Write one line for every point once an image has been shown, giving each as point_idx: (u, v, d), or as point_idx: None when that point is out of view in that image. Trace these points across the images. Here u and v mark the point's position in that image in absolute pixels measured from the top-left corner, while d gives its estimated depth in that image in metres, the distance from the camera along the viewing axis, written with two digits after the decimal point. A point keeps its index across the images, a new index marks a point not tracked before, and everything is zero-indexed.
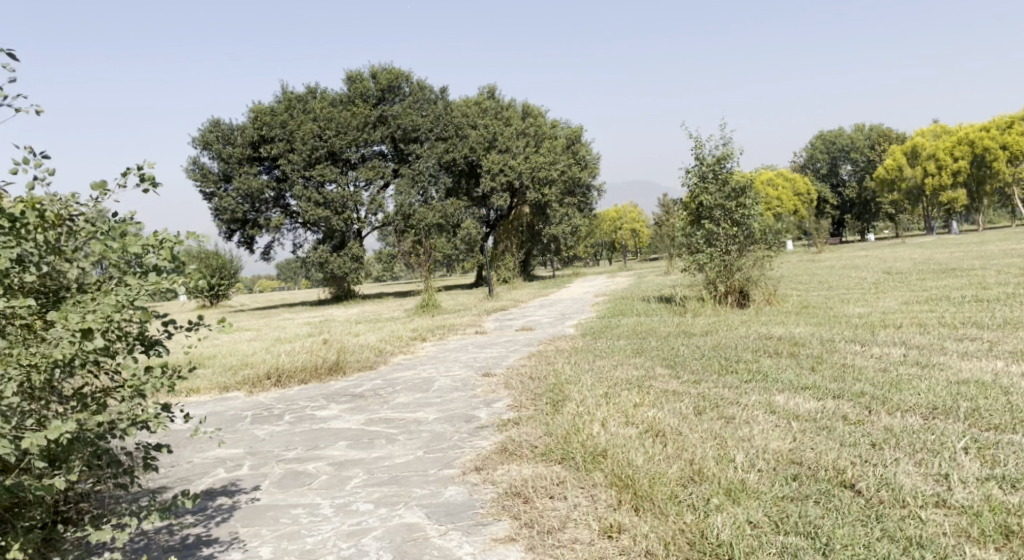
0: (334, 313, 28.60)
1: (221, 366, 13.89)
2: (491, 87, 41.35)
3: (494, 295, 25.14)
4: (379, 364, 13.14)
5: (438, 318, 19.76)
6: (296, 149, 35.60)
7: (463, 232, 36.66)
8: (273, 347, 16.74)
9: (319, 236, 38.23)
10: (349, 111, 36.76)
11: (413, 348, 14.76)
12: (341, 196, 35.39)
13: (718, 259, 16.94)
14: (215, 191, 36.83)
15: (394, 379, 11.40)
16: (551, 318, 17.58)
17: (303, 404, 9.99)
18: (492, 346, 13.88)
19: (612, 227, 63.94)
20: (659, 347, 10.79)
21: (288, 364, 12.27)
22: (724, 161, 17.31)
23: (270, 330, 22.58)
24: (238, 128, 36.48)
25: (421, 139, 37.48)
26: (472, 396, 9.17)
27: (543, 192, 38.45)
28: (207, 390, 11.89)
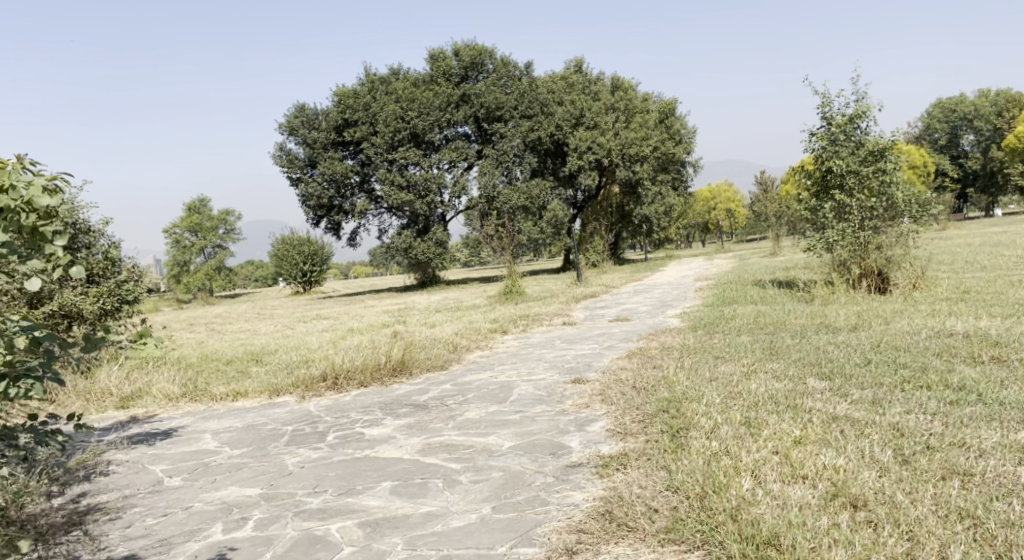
0: (416, 300, 27.07)
1: (279, 364, 12.35)
2: (578, 60, 38.79)
3: (585, 280, 22.95)
4: (452, 363, 11.22)
5: (521, 306, 17.76)
6: (379, 131, 34.26)
7: (550, 215, 34.60)
8: (342, 340, 15.14)
9: (403, 221, 36.93)
10: (431, 90, 35.12)
11: (491, 343, 12.77)
12: (423, 178, 33.82)
13: (852, 236, 14.29)
14: (300, 177, 36.08)
15: (466, 383, 9.45)
16: (650, 306, 15.34)
17: (353, 417, 8.17)
18: (583, 341, 11.70)
19: (706, 207, 60.33)
20: (800, 346, 8.43)
21: (347, 362, 10.53)
22: (858, 120, 14.58)
23: (346, 320, 21.16)
24: (322, 112, 35.49)
25: (505, 118, 35.41)
26: (560, 413, 7.09)
27: (634, 169, 35.73)
28: (256, 393, 10.32)
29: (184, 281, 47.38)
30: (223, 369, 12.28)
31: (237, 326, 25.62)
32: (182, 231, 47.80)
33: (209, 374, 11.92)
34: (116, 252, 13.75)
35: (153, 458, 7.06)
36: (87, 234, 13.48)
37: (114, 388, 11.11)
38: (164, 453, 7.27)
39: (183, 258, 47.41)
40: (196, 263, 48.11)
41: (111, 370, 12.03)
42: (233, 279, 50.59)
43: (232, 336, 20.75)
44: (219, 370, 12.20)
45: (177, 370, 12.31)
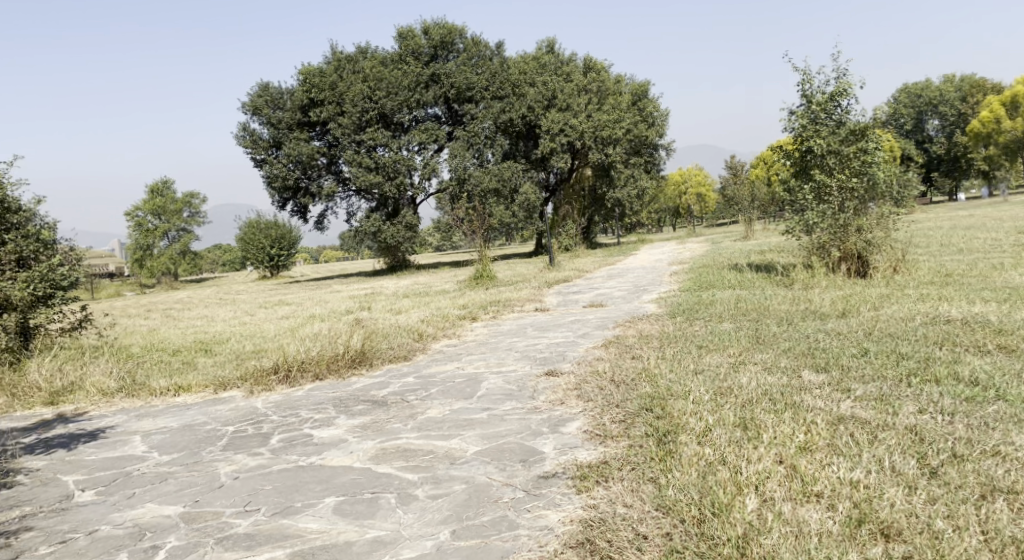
0: (383, 285, 26.20)
1: (230, 354, 11.61)
2: (550, 40, 37.85)
3: (557, 265, 22.26)
4: (416, 353, 10.49)
5: (492, 292, 17.04)
6: (345, 111, 33.13)
7: (521, 198, 33.82)
8: (301, 327, 14.38)
9: (372, 205, 35.93)
10: (399, 70, 33.98)
11: (459, 331, 12.05)
12: (392, 160, 32.79)
13: (832, 218, 13.69)
14: (265, 158, 34.92)
15: (429, 376, 8.70)
16: (626, 291, 14.72)
17: (302, 416, 7.43)
18: (556, 329, 10.99)
19: (677, 191, 59.84)
20: (790, 334, 7.78)
21: (301, 353, 9.80)
22: (839, 98, 13.99)
23: (309, 306, 20.32)
24: (287, 91, 34.31)
25: (475, 99, 34.44)
26: (529, 411, 6.38)
27: (606, 152, 34.95)
28: (199, 386, 9.73)
29: (147, 266, 45.89)
30: (169, 360, 11.60)
31: (196, 312, 24.62)
32: (145, 214, 46.21)
33: (152, 365, 11.26)
34: (48, 235, 13.25)
35: (70, 467, 6.44)
36: (17, 215, 12.94)
37: (46, 381, 10.57)
38: (86, 462, 6.54)
39: (147, 242, 45.83)
40: (160, 247, 46.55)
41: (45, 362, 11.44)
42: (198, 264, 49.13)
43: (190, 323, 19.86)
44: (163, 361, 11.52)
45: (118, 363, 11.61)
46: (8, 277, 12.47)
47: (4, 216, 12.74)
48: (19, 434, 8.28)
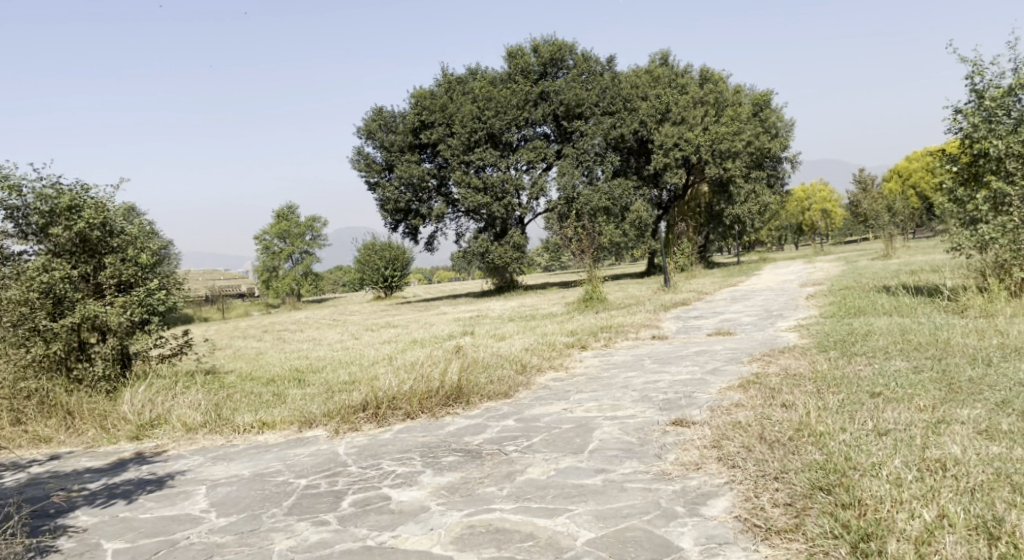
0: (490, 307, 25.26)
1: (322, 385, 10.81)
2: (664, 52, 36.17)
3: (674, 286, 20.58)
4: (519, 390, 9.27)
5: (604, 316, 15.64)
6: (455, 133, 32.80)
7: (632, 217, 32.23)
8: (400, 354, 13.50)
9: (480, 225, 35.28)
10: (508, 88, 33.11)
11: (568, 362, 10.75)
12: (500, 179, 32.02)
13: (1013, 233, 11.57)
14: (376, 181, 35.07)
15: (533, 419, 7.45)
16: (757, 317, 13.02)
17: (384, 469, 6.34)
18: (680, 362, 9.50)
19: (801, 208, 56.34)
20: (997, 379, 6.05)
21: (391, 388, 8.79)
22: (1019, 92, 11.81)
23: (414, 329, 19.58)
24: (399, 114, 34.35)
25: (586, 115, 33.02)
26: (655, 478, 5.04)
27: (726, 167, 32.69)
28: (284, 423, 8.95)
29: (273, 287, 47.24)
30: (261, 390, 10.96)
31: (305, 334, 24.51)
32: (272, 237, 47.63)
33: (243, 396, 10.65)
34: (149, 258, 13.00)
35: (119, 529, 5.65)
36: (120, 238, 12.73)
37: (136, 411, 10.15)
38: (138, 524, 5.75)
39: (271, 264, 47.29)
40: (284, 268, 47.82)
41: (138, 392, 11.00)
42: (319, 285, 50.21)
43: (295, 346, 19.55)
44: (254, 391, 10.88)
45: (209, 393, 11.01)
46: (107, 302, 12.35)
47: (106, 239, 12.58)
48: (91, 479, 7.67)
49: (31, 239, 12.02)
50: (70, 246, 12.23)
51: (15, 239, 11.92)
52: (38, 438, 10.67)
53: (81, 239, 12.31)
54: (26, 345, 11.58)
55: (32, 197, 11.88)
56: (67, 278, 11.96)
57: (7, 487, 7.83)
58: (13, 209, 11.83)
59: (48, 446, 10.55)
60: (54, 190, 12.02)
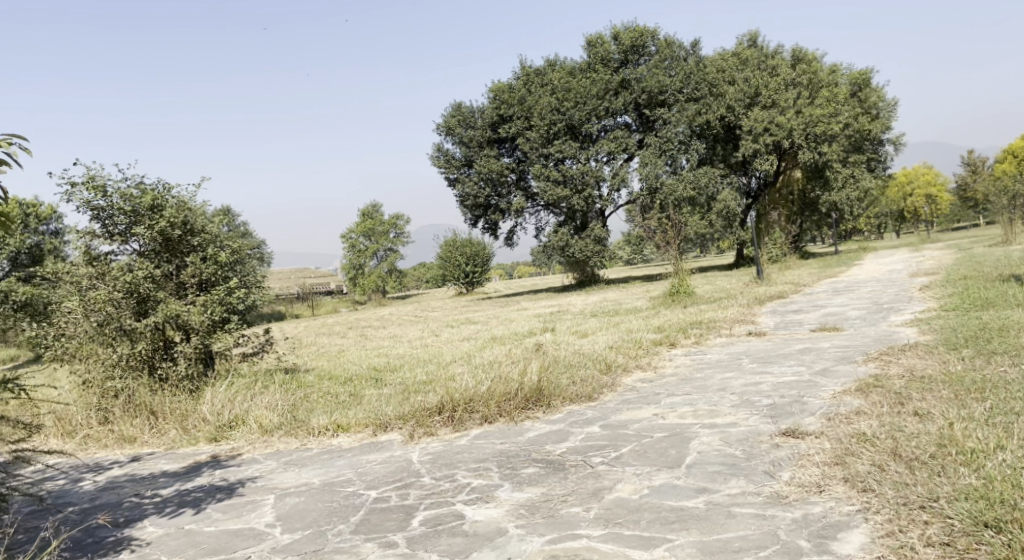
0: (571, 302, 24.62)
1: (399, 385, 10.42)
2: (753, 33, 34.51)
3: (767, 277, 19.42)
4: (604, 392, 8.61)
5: (694, 310, 14.74)
6: (534, 125, 32.28)
7: (719, 207, 30.90)
8: (479, 352, 13.01)
9: (560, 218, 34.67)
10: (588, 78, 32.24)
11: (657, 361, 10.01)
12: (580, 171, 31.24)
13: None
14: (457, 177, 35.00)
15: (621, 426, 6.79)
16: (866, 310, 11.91)
17: (459, 481, 5.81)
18: (783, 361, 8.63)
19: (902, 193, 53.19)
20: None
21: (469, 390, 8.29)
22: None
23: (493, 325, 19.14)
24: (478, 109, 34.07)
25: (669, 102, 31.80)
26: (769, 503, 4.46)
27: (821, 151, 30.85)
28: (359, 426, 8.58)
29: (359, 284, 47.97)
30: (339, 390, 10.64)
31: (387, 331, 24.49)
32: (357, 235, 48.40)
33: (320, 396, 10.35)
34: (230, 256, 12.73)
35: (181, 545, 5.36)
36: (200, 237, 12.55)
37: (215, 412, 9.97)
38: (199, 537, 5.48)
39: (357, 261, 48.01)
40: (370, 266, 48.41)
41: (219, 391, 10.85)
42: (404, 281, 50.61)
43: (377, 343, 19.41)
44: (331, 391, 10.58)
45: (287, 392, 10.76)
46: (188, 302, 12.21)
47: (187, 238, 12.45)
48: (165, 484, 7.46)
49: (117, 239, 12.08)
50: (153, 246, 12.24)
51: (101, 238, 12.00)
52: (123, 438, 10.62)
53: (163, 238, 12.24)
54: (114, 344, 11.66)
55: (116, 197, 11.93)
56: (150, 278, 11.97)
57: (85, 491, 7.69)
58: (99, 209, 11.92)
59: (131, 447, 10.46)
60: (137, 189, 12.04)
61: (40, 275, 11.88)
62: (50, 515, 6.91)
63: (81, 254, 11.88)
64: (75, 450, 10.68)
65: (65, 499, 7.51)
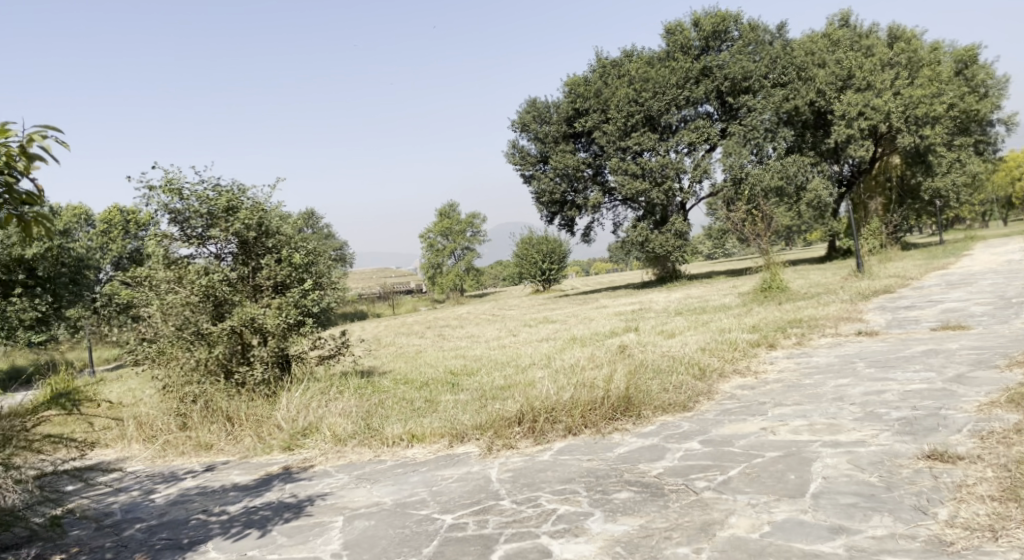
0: (654, 299, 23.65)
1: (475, 391, 9.81)
2: (844, 12, 32.58)
3: (868, 270, 18.04)
4: (700, 400, 7.80)
5: (791, 307, 13.68)
6: (611, 118, 31.34)
7: (810, 196, 29.24)
8: (560, 355, 12.29)
9: (639, 213, 33.67)
10: (667, 67, 31.07)
11: (756, 365, 9.11)
12: (660, 164, 30.16)
13: None
14: (532, 173, 34.42)
15: (725, 443, 6.00)
16: (992, 305, 10.67)
17: (542, 508, 5.17)
18: (907, 365, 7.63)
19: (1010, 178, 49.53)
20: None
21: (551, 398, 7.62)
22: None
23: (573, 325, 18.42)
24: (553, 104, 33.38)
25: (754, 88, 30.29)
26: (929, 552, 4.07)
27: (923, 134, 28.65)
28: (435, 436, 8.03)
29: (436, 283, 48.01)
30: (414, 395, 10.12)
31: (464, 331, 24.11)
32: (435, 235, 48.44)
33: (394, 402, 9.85)
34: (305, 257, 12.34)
35: None
36: (275, 238, 12.22)
37: (289, 418, 9.55)
38: None
39: (434, 261, 48.06)
40: (447, 265, 48.37)
41: (295, 395, 10.41)
42: (481, 280, 50.38)
43: (453, 343, 18.95)
44: (407, 397, 10.06)
45: (361, 397, 10.28)
46: (264, 304, 11.86)
47: (263, 240, 12.14)
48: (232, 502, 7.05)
49: (195, 242, 11.80)
50: (229, 249, 12.00)
51: (178, 242, 11.73)
52: (199, 445, 10.35)
53: (240, 240, 11.98)
54: (192, 348, 11.37)
55: (192, 199, 11.69)
56: (226, 281, 11.69)
57: (154, 505, 7.37)
58: (175, 212, 11.70)
59: (207, 454, 10.18)
60: (214, 191, 11.77)
61: (120, 279, 11.74)
62: (115, 534, 6.58)
63: (160, 259, 11.65)
64: (153, 457, 10.48)
65: (135, 513, 7.20)
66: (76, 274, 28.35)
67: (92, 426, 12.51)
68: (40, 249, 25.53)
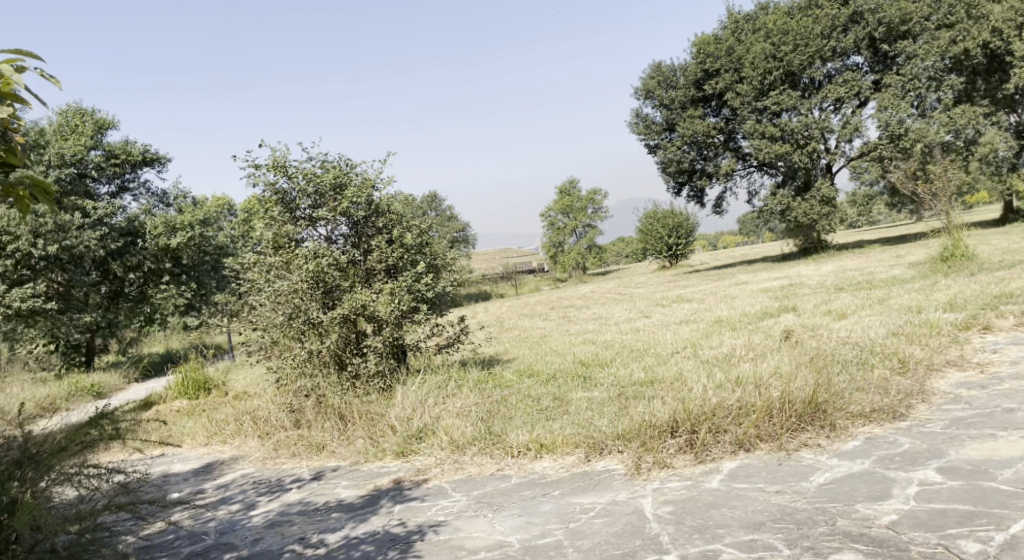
0: (803, 272, 21.38)
1: (611, 387, 8.35)
2: None
3: None
4: (914, 403, 6.11)
5: (992, 278, 11.40)
6: (745, 77, 28.81)
7: (984, 151, 25.68)
8: (706, 341, 10.64)
9: (778, 179, 31.03)
10: (810, 16, 28.13)
11: (975, 356, 7.24)
12: (803, 124, 27.43)
13: None
14: (658, 143, 32.38)
15: (979, 473, 4.83)
16: None
17: None
18: None
19: None
20: None
21: (716, 402, 6.08)
22: None
23: (714, 304, 16.58)
24: (680, 67, 31.10)
25: (914, 33, 26.78)
26: None
27: None
28: (568, 446, 6.65)
29: (559, 261, 46.83)
30: (542, 392, 8.76)
31: (591, 311, 22.70)
32: (556, 213, 47.10)
33: (519, 400, 8.53)
34: (419, 237, 11.15)
35: None
36: (384, 217, 11.11)
37: (403, 417, 8.38)
38: None
39: (556, 239, 46.76)
40: (569, 243, 46.96)
41: (412, 387, 9.15)
42: (604, 257, 48.61)
43: (581, 326, 17.57)
44: (533, 394, 8.71)
45: (483, 393, 8.97)
46: (376, 290, 10.71)
47: (372, 219, 11.06)
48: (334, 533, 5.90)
49: (303, 223, 10.83)
50: (339, 231, 11.00)
51: (286, 224, 10.77)
52: (311, 446, 9.25)
53: (350, 219, 10.94)
54: (303, 339, 10.33)
55: (298, 177, 10.73)
56: (336, 264, 10.63)
57: (250, 526, 6.33)
58: (282, 192, 10.78)
59: (319, 457, 9.06)
60: (321, 167, 10.82)
61: (229, 265, 10.89)
62: None
63: (269, 243, 10.70)
64: (266, 457, 9.51)
65: (228, 537, 6.19)
66: (218, 261, 29.00)
67: (211, 421, 11.84)
68: (184, 237, 26.00)
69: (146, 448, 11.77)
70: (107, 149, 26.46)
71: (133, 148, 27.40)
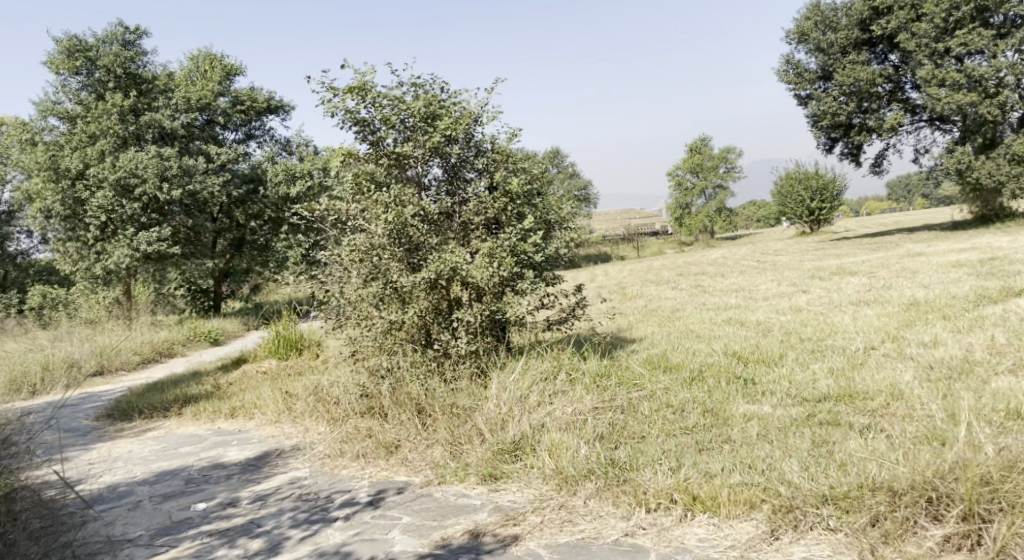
0: (997, 244, 17.61)
1: (790, 397, 5.95)
2: None
3: None
4: None
5: None
6: (923, 14, 24.44)
7: None
8: (904, 332, 7.91)
9: (954, 135, 26.60)
10: None
11: None
12: (994, 69, 22.93)
13: None
14: (811, 93, 28.49)
15: None
16: None
17: None
18: None
19: None
20: None
21: (977, 457, 4.43)
22: None
23: (891, 279, 13.47)
24: (843, 5, 26.93)
25: None
26: None
27: None
28: (736, 504, 4.68)
29: (686, 224, 43.43)
30: (686, 399, 6.32)
31: (729, 281, 19.85)
32: (684, 172, 43.52)
33: (656, 410, 6.15)
34: (525, 182, 8.80)
35: None
36: (485, 157, 8.90)
37: (495, 421, 6.18)
38: None
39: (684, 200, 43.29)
40: (698, 205, 43.38)
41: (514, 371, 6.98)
42: (735, 221, 44.59)
43: (719, 299, 14.94)
44: (680, 400, 6.30)
45: (600, 389, 6.70)
46: (472, 251, 8.50)
47: (469, 159, 8.90)
48: None
49: (389, 162, 8.75)
50: (432, 174, 8.92)
51: (370, 164, 8.76)
52: (385, 446, 7.29)
53: (443, 158, 8.77)
54: (380, 305, 8.23)
55: (383, 103, 8.61)
56: (422, 214, 8.48)
57: None
58: (364, 123, 8.72)
59: (391, 461, 7.10)
60: (411, 92, 8.66)
61: (299, 210, 8.94)
62: None
63: (349, 186, 8.76)
64: (328, 453, 7.54)
65: None
66: None
67: (284, 394, 10.04)
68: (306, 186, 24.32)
69: (216, 418, 10.24)
70: (234, 95, 25.36)
71: (259, 94, 26.24)
